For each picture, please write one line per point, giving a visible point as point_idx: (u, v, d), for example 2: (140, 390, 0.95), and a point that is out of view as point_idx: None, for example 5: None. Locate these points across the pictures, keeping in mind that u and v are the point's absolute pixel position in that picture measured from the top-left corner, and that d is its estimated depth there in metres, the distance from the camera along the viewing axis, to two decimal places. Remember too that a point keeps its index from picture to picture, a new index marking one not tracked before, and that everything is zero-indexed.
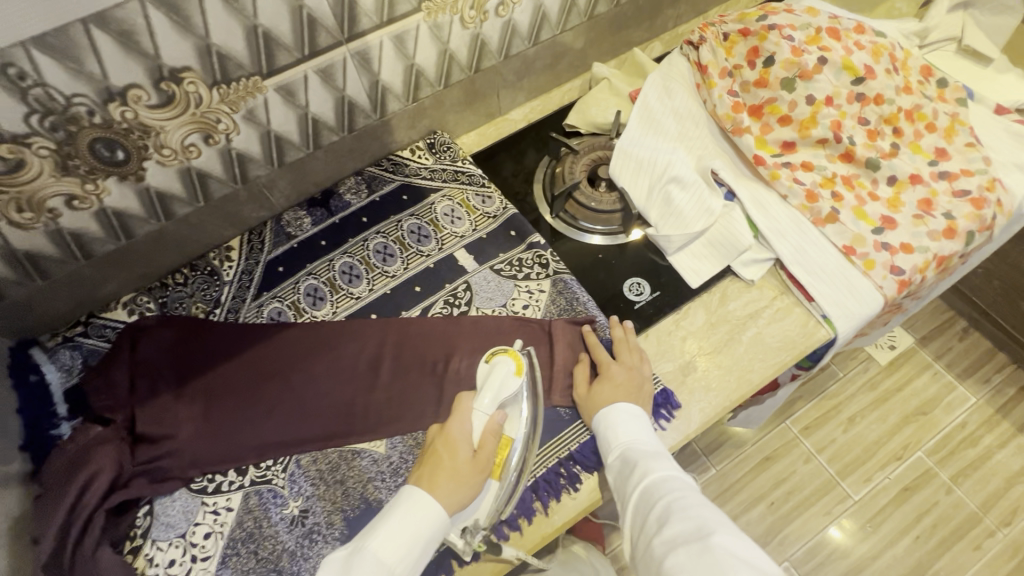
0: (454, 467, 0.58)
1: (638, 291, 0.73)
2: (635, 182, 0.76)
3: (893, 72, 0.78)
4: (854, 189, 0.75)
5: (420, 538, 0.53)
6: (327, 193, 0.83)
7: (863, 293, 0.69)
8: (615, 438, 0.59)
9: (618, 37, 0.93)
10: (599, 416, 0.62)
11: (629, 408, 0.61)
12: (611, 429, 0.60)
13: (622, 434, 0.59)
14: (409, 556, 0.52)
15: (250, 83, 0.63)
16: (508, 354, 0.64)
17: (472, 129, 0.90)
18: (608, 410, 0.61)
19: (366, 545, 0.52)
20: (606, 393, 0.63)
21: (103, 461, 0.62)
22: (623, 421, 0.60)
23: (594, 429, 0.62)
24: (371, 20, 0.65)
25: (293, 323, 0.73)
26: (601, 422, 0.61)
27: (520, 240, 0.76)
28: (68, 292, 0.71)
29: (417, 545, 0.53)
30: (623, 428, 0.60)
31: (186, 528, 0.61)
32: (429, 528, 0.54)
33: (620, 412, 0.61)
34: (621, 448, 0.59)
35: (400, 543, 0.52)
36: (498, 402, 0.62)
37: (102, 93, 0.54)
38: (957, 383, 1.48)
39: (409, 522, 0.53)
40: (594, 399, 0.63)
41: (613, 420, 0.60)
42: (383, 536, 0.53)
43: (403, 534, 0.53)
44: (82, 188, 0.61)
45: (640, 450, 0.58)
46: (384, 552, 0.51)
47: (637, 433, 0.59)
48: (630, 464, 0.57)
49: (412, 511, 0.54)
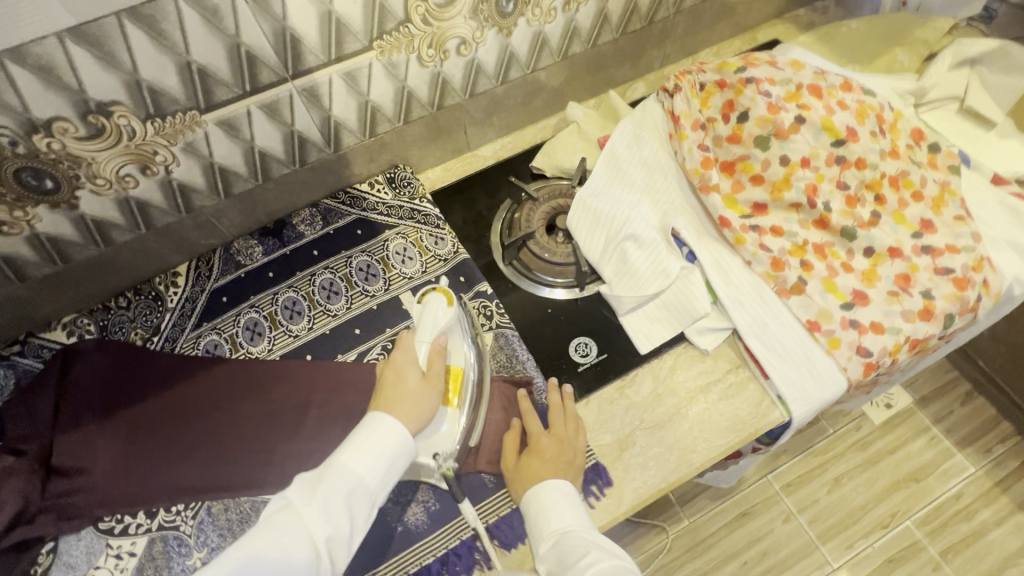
0: (407, 390, 0.58)
1: (584, 351, 0.69)
2: (591, 236, 0.73)
3: (879, 134, 0.73)
4: (827, 258, 0.70)
5: (387, 453, 0.53)
6: (281, 222, 0.81)
7: (825, 374, 0.64)
8: (547, 525, 0.55)
9: (597, 76, 0.90)
10: (528, 496, 0.58)
11: (561, 486, 0.57)
12: (543, 514, 0.56)
13: (554, 518, 0.55)
14: (377, 471, 0.53)
15: (187, 117, 0.61)
16: (438, 290, 0.63)
17: (438, 164, 0.87)
18: (535, 491, 0.57)
19: (334, 458, 0.52)
20: (533, 466, 0.59)
21: (8, 494, 0.61)
22: (554, 504, 0.56)
23: (524, 514, 0.58)
24: (318, 58, 0.63)
25: (228, 358, 0.71)
26: (531, 505, 0.57)
27: (467, 287, 0.73)
28: (5, 312, 0.70)
29: (386, 458, 0.53)
30: (555, 513, 0.56)
31: (86, 571, 0.60)
32: (397, 440, 0.54)
33: (549, 492, 0.57)
34: (554, 536, 0.54)
35: (370, 455, 0.53)
36: (438, 330, 0.61)
37: (25, 125, 0.53)
38: (956, 450, 1.39)
39: (377, 440, 0.53)
40: (522, 471, 0.60)
41: (544, 504, 0.56)
42: (352, 449, 0.53)
43: (371, 448, 0.53)
44: (10, 215, 0.60)
45: (574, 536, 0.54)
46: (354, 462, 0.52)
47: (570, 518, 0.56)
48: (565, 555, 0.53)
49: (380, 430, 0.54)
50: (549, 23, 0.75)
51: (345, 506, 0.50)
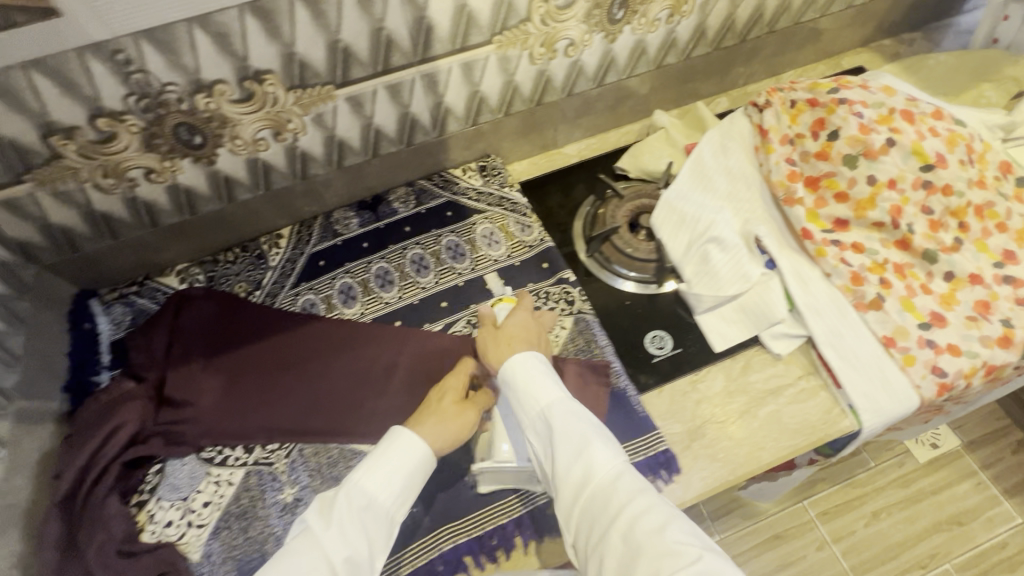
0: (440, 407, 0.63)
1: (659, 344, 0.72)
2: (674, 237, 0.76)
3: (968, 164, 0.74)
4: (906, 278, 0.71)
5: (405, 472, 0.57)
6: (378, 197, 0.87)
7: (898, 389, 0.66)
8: (537, 396, 0.58)
9: (683, 88, 0.94)
10: (507, 366, 0.60)
11: (543, 361, 0.61)
12: (533, 385, 0.58)
13: (545, 389, 0.58)
14: (394, 489, 0.56)
15: (324, 90, 0.67)
16: (503, 300, 0.71)
17: (525, 158, 0.92)
18: (520, 360, 0.60)
19: (349, 479, 0.56)
20: (510, 330, 0.65)
21: (127, 416, 0.66)
22: (542, 376, 0.59)
23: (509, 385, 0.60)
24: (444, 47, 0.69)
25: (323, 316, 0.77)
26: (519, 376, 0.59)
27: (550, 274, 0.77)
28: (131, 253, 0.77)
29: (398, 479, 0.56)
30: (539, 383, 0.58)
31: (188, 493, 0.64)
32: (407, 460, 0.57)
33: (537, 366, 0.60)
34: (546, 405, 0.57)
35: (386, 476, 0.56)
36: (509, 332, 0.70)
37: (193, 84, 0.60)
38: (1004, 498, 1.36)
39: (393, 460, 0.57)
40: (498, 335, 0.65)
41: (530, 376, 0.59)
42: (368, 468, 0.56)
43: (387, 469, 0.56)
44: (160, 164, 0.67)
45: (566, 407, 0.57)
46: (366, 484, 0.55)
47: (558, 390, 0.59)
48: (558, 424, 0.55)
49: (395, 448, 0.58)
50: (651, 32, 0.80)
51: (365, 526, 0.54)
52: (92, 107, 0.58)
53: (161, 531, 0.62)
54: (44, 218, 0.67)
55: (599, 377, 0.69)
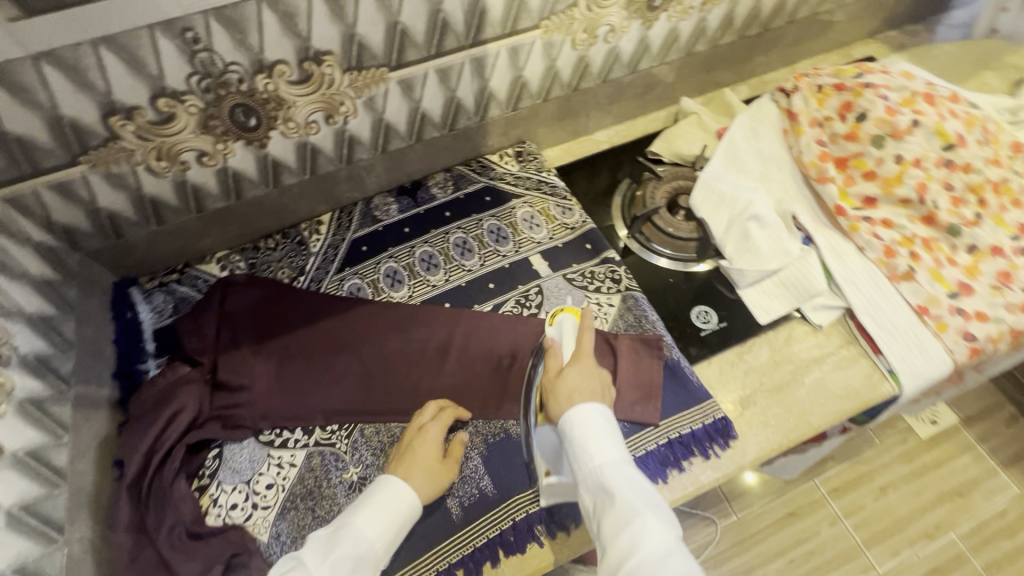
0: (423, 461, 0.61)
1: (705, 319, 0.75)
2: (714, 216, 0.79)
3: (984, 143, 0.79)
4: (933, 251, 0.75)
5: (397, 522, 0.57)
6: (416, 183, 0.87)
7: (933, 354, 0.69)
8: (594, 450, 0.56)
9: (707, 76, 0.97)
10: (568, 416, 0.58)
11: (605, 415, 0.59)
12: (592, 438, 0.57)
13: (605, 445, 0.56)
14: (384, 536, 0.56)
15: (378, 73, 0.68)
16: (566, 311, 0.72)
17: (557, 144, 0.94)
18: (581, 411, 0.58)
19: (350, 521, 0.56)
20: (570, 383, 0.60)
21: (186, 400, 0.66)
22: (603, 429, 0.57)
23: (565, 432, 0.58)
24: (495, 31, 0.70)
25: (371, 299, 0.77)
26: (578, 427, 0.57)
27: (594, 254, 0.79)
28: (174, 240, 0.77)
29: (394, 525, 0.57)
30: (599, 441, 0.56)
31: (251, 476, 0.64)
32: (404, 506, 0.58)
33: (598, 419, 0.58)
34: (603, 462, 0.55)
35: (380, 522, 0.56)
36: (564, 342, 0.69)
37: (255, 64, 0.60)
38: (1001, 469, 1.43)
39: (387, 508, 0.57)
40: (557, 388, 0.61)
41: (591, 432, 0.57)
42: (368, 514, 0.56)
43: (381, 515, 0.57)
44: (213, 146, 0.67)
45: (623, 468, 0.55)
46: (365, 529, 0.56)
47: (617, 447, 0.57)
48: (613, 486, 0.54)
49: (393, 496, 0.58)
50: (684, 20, 0.83)
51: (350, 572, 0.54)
52: (155, 87, 0.58)
53: (226, 514, 0.62)
54: (93, 203, 0.66)
55: (652, 350, 0.71)
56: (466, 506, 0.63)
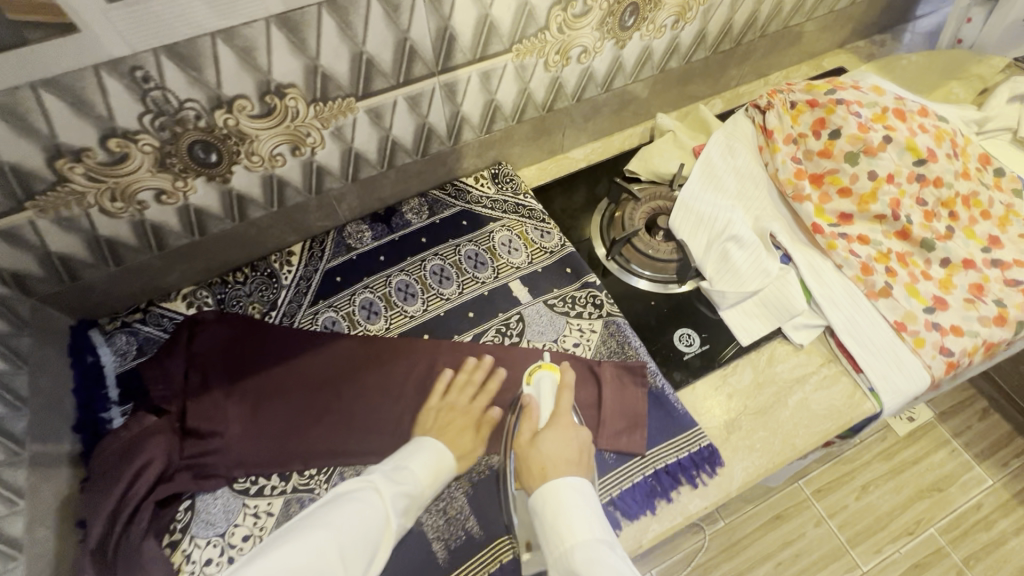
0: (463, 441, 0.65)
1: (688, 342, 0.74)
2: (693, 237, 0.78)
3: (953, 157, 0.80)
4: (908, 266, 0.75)
5: (442, 474, 0.62)
6: (390, 210, 0.85)
7: (912, 370, 0.69)
8: (563, 531, 0.54)
9: (682, 90, 0.96)
10: (539, 494, 0.58)
11: (581, 490, 0.58)
12: (562, 517, 0.55)
13: (575, 523, 0.55)
14: (434, 482, 0.61)
15: (345, 103, 0.65)
16: (544, 366, 0.69)
17: (533, 164, 0.93)
18: (550, 487, 0.57)
19: (409, 464, 0.61)
20: (547, 451, 0.60)
21: (155, 451, 0.62)
22: (574, 506, 0.56)
23: (539, 513, 0.57)
24: (465, 56, 0.68)
25: (347, 333, 0.75)
26: (549, 506, 0.57)
27: (575, 278, 0.78)
28: (135, 279, 0.73)
29: (440, 478, 0.62)
30: (572, 518, 0.55)
31: (226, 528, 0.61)
32: (447, 463, 0.63)
33: (572, 494, 0.57)
34: (573, 542, 0.53)
35: (433, 470, 0.61)
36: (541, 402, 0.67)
37: (212, 100, 0.57)
38: (975, 462, 1.46)
39: (437, 459, 0.62)
40: (532, 458, 0.61)
41: (563, 510, 0.56)
42: (425, 462, 0.61)
43: (434, 464, 0.62)
44: (172, 184, 0.63)
45: (594, 548, 0.52)
46: (421, 474, 0.61)
47: (590, 526, 0.54)
48: (581, 570, 0.51)
49: (440, 453, 0.63)
50: (657, 38, 0.82)
51: (405, 508, 0.58)
52: (105, 128, 0.54)
53: (200, 570, 0.59)
54: (44, 247, 0.62)
55: (637, 378, 0.70)
56: (452, 550, 0.60)
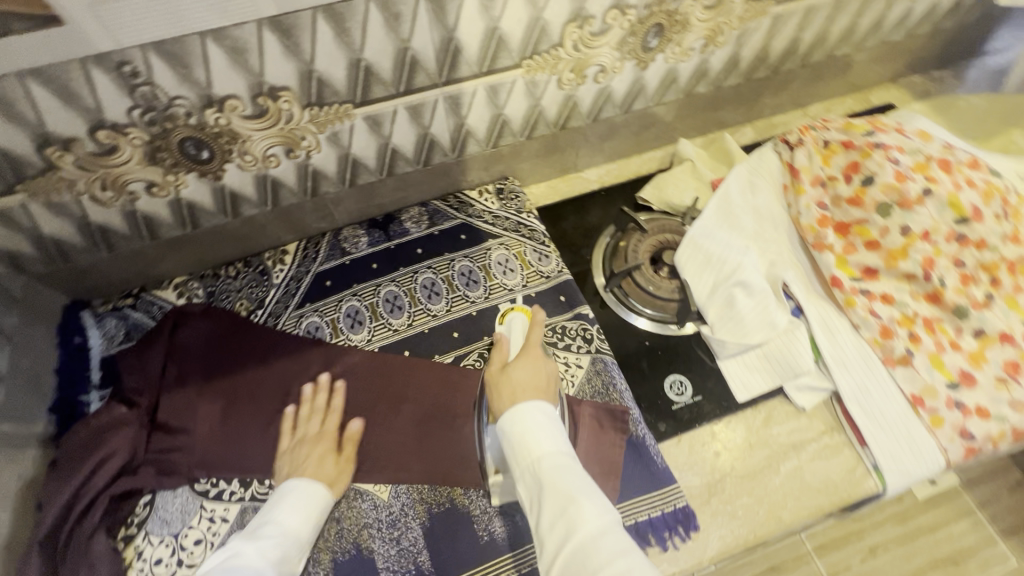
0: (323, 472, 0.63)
1: (679, 390, 0.70)
2: (698, 278, 0.74)
3: (1003, 217, 0.72)
4: (935, 334, 0.68)
5: (315, 512, 0.60)
6: (389, 216, 0.83)
7: (926, 452, 0.63)
8: (532, 444, 0.55)
9: (709, 116, 0.91)
10: (507, 415, 0.58)
11: (547, 410, 0.58)
12: (529, 433, 0.55)
13: (541, 437, 0.55)
14: (308, 526, 0.59)
15: (342, 109, 0.63)
16: (517, 309, 0.74)
17: (543, 180, 0.89)
18: (521, 409, 0.57)
19: (271, 515, 0.59)
20: (516, 378, 0.62)
21: (118, 444, 0.63)
22: (540, 422, 0.56)
23: (504, 428, 0.57)
24: (471, 69, 0.65)
25: (328, 341, 0.73)
26: (516, 423, 0.56)
27: (568, 307, 0.75)
28: (128, 264, 0.73)
29: (311, 518, 0.59)
30: (539, 434, 0.55)
31: (180, 529, 0.61)
32: (316, 500, 0.60)
33: (538, 413, 0.57)
34: (541, 455, 0.54)
35: (297, 513, 0.59)
36: (511, 339, 0.70)
37: (203, 99, 0.56)
38: (1000, 539, 1.35)
39: (302, 499, 0.60)
40: (502, 384, 0.62)
41: (529, 427, 0.56)
42: (285, 509, 0.59)
43: (297, 508, 0.59)
44: (163, 177, 0.63)
45: (562, 459, 0.54)
46: (286, 519, 0.58)
47: (555, 440, 0.56)
48: (550, 477, 0.52)
49: (299, 492, 0.60)
50: (684, 61, 0.77)
51: (279, 559, 0.56)
52: (93, 119, 0.54)
53: (150, 569, 0.59)
54: (35, 229, 0.63)
55: (617, 424, 0.66)
56: None
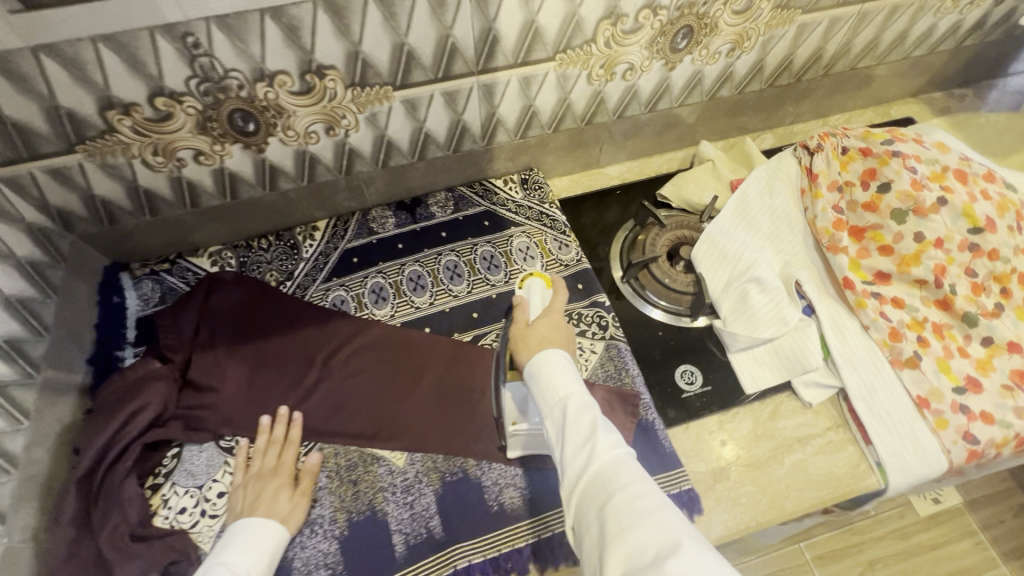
0: (275, 507, 0.60)
1: (689, 379, 0.72)
2: (713, 272, 0.76)
3: (1017, 230, 0.73)
4: (943, 339, 0.70)
5: (268, 548, 0.57)
6: (417, 200, 0.87)
7: (928, 452, 0.64)
8: (557, 384, 0.56)
9: (731, 121, 0.93)
10: (534, 360, 0.59)
11: (568, 358, 0.59)
12: (552, 374, 0.57)
13: (563, 378, 0.56)
14: (261, 565, 0.56)
15: (382, 91, 0.67)
16: (535, 276, 0.77)
17: (566, 174, 0.92)
18: (547, 356, 0.59)
19: (219, 558, 0.56)
20: (541, 331, 0.64)
21: (152, 396, 0.65)
22: (563, 365, 0.58)
23: (530, 372, 0.59)
24: (506, 59, 0.68)
25: (353, 314, 0.76)
26: (540, 366, 0.58)
27: (585, 295, 0.77)
28: (167, 231, 0.77)
29: (263, 554, 0.56)
30: (561, 375, 0.57)
31: (205, 482, 0.64)
32: (269, 535, 0.58)
33: (561, 358, 0.58)
34: (563, 393, 0.55)
35: (248, 551, 0.56)
36: (532, 300, 0.73)
37: (255, 72, 0.60)
38: (1001, 560, 1.34)
39: (252, 537, 0.57)
40: (527, 334, 0.64)
41: (552, 369, 0.57)
42: (233, 550, 0.56)
43: (247, 546, 0.56)
44: (210, 147, 0.67)
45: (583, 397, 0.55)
46: (237, 558, 0.55)
47: (579, 382, 0.57)
48: (573, 413, 0.53)
49: (247, 531, 0.58)
50: (709, 64, 0.80)
51: None
52: (153, 86, 0.58)
53: (174, 517, 0.61)
54: (88, 189, 0.67)
55: (628, 407, 0.68)
56: (412, 545, 0.60)
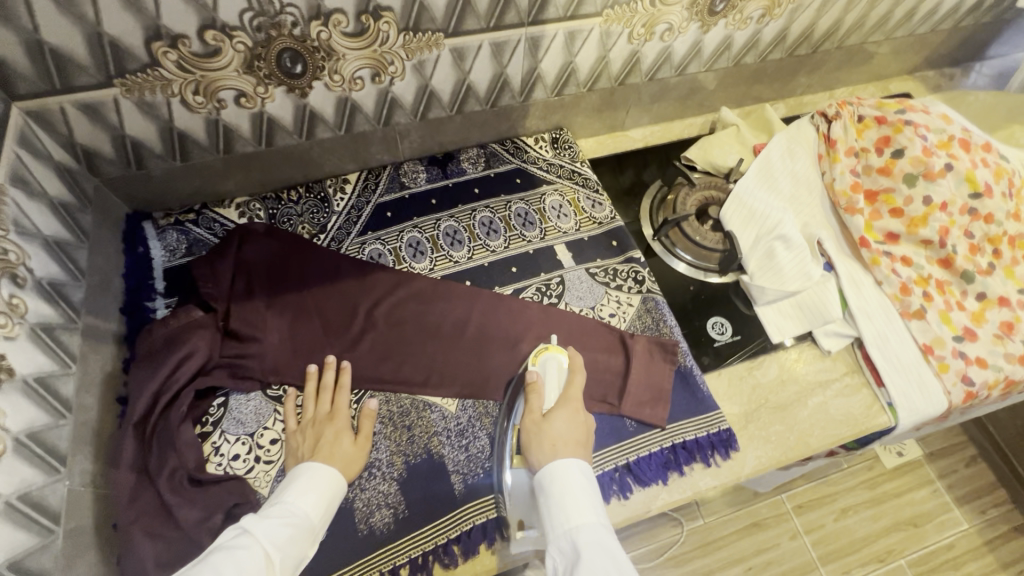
0: (341, 452, 0.60)
1: (720, 330, 0.77)
2: (743, 231, 0.81)
3: (1008, 196, 0.80)
4: (944, 294, 0.76)
5: (328, 494, 0.56)
6: (448, 155, 0.86)
7: (932, 393, 0.70)
8: (571, 509, 0.52)
9: (749, 89, 0.97)
10: (547, 469, 0.56)
11: (588, 476, 0.56)
12: (567, 496, 0.53)
13: (579, 503, 0.52)
14: (319, 507, 0.55)
15: (433, 37, 0.66)
16: (550, 349, 0.68)
17: (592, 136, 0.94)
18: (561, 466, 0.55)
19: (281, 498, 0.54)
20: (556, 429, 0.59)
21: (198, 344, 0.64)
22: (580, 487, 0.54)
23: (541, 487, 0.55)
24: (557, 12, 0.69)
25: (393, 267, 0.76)
26: (554, 483, 0.54)
27: (619, 252, 0.80)
28: (195, 178, 0.74)
29: (323, 502, 0.55)
30: (575, 501, 0.53)
31: (256, 429, 0.63)
32: (331, 483, 0.57)
33: (578, 477, 0.55)
34: (575, 526, 0.51)
35: (310, 495, 0.55)
36: (546, 383, 0.65)
37: (312, 9, 0.58)
38: (955, 505, 1.46)
39: (315, 483, 0.56)
40: (543, 432, 0.59)
41: (566, 489, 0.53)
42: (296, 491, 0.55)
43: (309, 490, 0.55)
44: (253, 89, 0.64)
45: (599, 533, 0.51)
46: (298, 500, 0.54)
47: (596, 511, 0.52)
48: (586, 550, 0.49)
49: (309, 478, 0.56)
50: (741, 29, 0.82)
51: (288, 539, 0.51)
52: (206, 17, 0.55)
53: (227, 464, 0.60)
54: (120, 128, 0.63)
55: (667, 355, 0.72)
56: (469, 485, 0.62)
